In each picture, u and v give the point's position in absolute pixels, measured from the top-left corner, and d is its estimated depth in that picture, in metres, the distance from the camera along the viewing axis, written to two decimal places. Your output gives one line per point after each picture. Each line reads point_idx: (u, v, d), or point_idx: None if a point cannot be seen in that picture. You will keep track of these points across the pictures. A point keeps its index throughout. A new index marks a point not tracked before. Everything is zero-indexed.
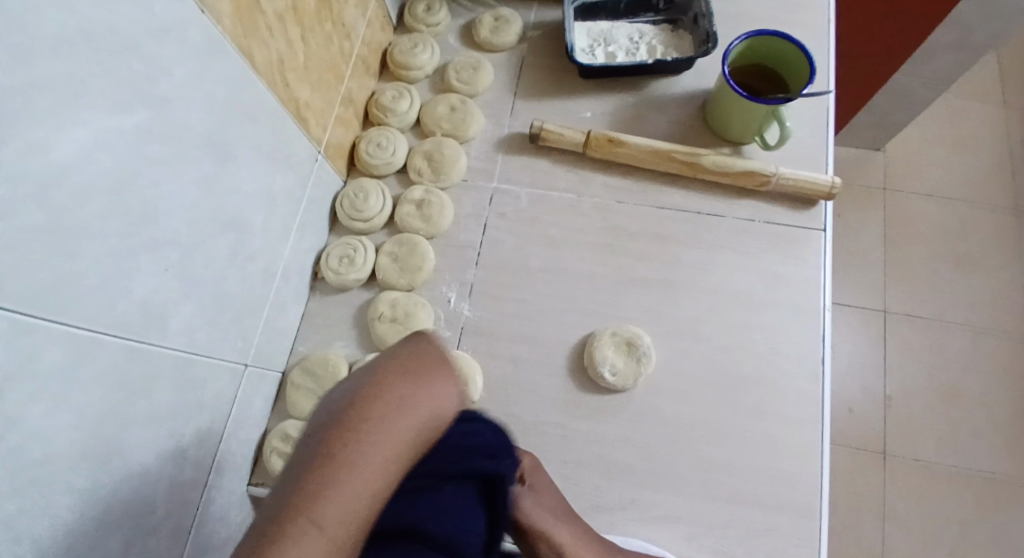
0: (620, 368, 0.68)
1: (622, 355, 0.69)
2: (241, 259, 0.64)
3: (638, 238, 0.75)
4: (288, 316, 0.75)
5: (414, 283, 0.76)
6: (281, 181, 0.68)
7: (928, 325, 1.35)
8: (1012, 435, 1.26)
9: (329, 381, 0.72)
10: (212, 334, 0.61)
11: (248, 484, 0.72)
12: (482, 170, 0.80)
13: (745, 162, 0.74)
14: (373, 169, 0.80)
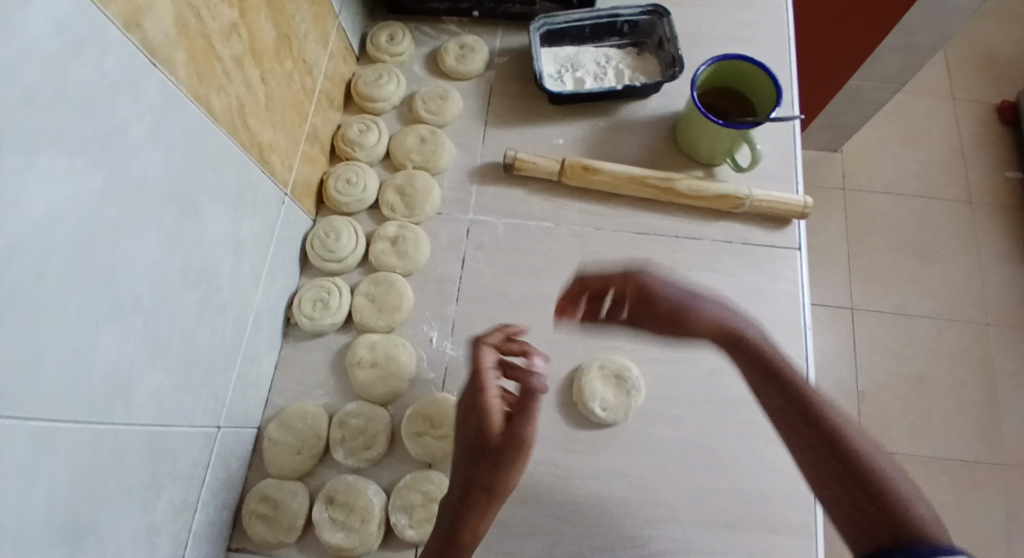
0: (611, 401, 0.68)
1: (610, 388, 0.68)
2: (212, 317, 0.60)
3: (619, 264, 0.75)
4: (262, 366, 0.71)
5: (393, 323, 0.73)
6: (249, 229, 0.65)
7: (893, 318, 1.39)
8: (978, 420, 1.31)
9: (309, 434, 0.70)
10: (183, 400, 0.58)
11: (227, 550, 0.67)
12: (456, 201, 0.79)
13: (718, 185, 0.74)
14: (343, 206, 0.77)
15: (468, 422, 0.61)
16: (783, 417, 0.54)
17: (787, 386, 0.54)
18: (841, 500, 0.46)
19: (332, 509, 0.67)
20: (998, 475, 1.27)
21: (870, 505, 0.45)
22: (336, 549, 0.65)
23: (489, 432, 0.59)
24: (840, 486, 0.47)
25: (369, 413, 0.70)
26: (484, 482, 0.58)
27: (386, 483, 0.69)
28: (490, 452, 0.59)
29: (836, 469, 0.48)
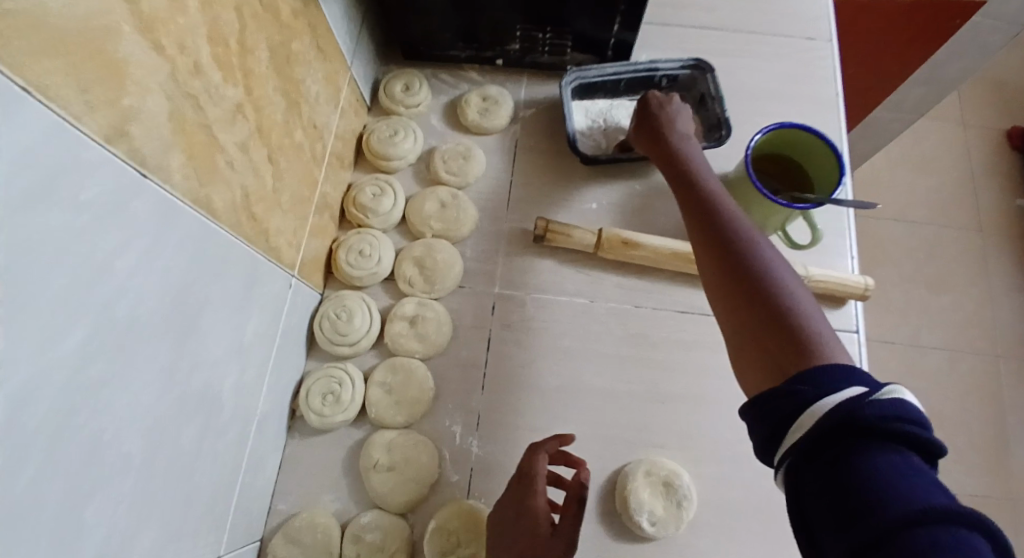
0: (659, 514, 0.61)
1: (660, 499, 0.62)
2: (212, 440, 0.52)
3: (661, 347, 0.69)
4: (266, 471, 0.63)
5: (413, 418, 0.66)
6: (254, 328, 0.56)
7: (907, 351, 1.36)
8: (990, 457, 1.29)
9: (319, 550, 0.62)
10: (182, 544, 0.49)
11: None
12: (480, 273, 0.71)
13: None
14: (355, 280, 0.69)
15: (507, 524, 0.57)
16: (728, 291, 0.46)
17: (708, 210, 0.52)
18: (757, 370, 0.43)
19: None
20: (1010, 513, 1.26)
21: (776, 373, 0.42)
22: None
23: (534, 531, 0.55)
24: (748, 308, 0.44)
25: (387, 525, 0.63)
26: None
27: None
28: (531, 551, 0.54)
29: (736, 274, 0.46)
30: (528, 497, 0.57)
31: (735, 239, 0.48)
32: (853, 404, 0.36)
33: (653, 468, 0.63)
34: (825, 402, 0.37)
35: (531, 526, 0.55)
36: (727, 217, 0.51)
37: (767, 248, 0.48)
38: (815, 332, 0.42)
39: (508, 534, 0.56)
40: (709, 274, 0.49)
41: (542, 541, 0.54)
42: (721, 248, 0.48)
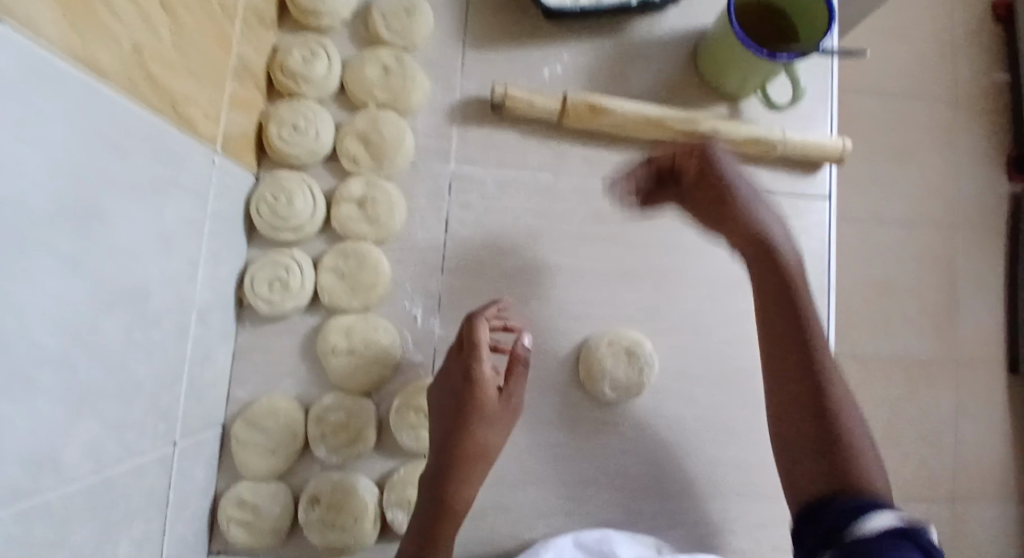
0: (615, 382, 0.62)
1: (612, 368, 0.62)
2: (141, 332, 0.48)
3: (628, 223, 0.65)
4: (216, 362, 0.61)
5: (369, 302, 0.63)
6: (175, 211, 0.50)
7: (869, 227, 1.37)
8: (936, 323, 1.36)
9: (283, 432, 0.61)
10: (123, 436, 0.47)
11: (208, 554, 0.62)
12: (433, 149, 0.65)
13: (749, 126, 0.63)
14: (292, 159, 0.62)
15: (451, 391, 0.58)
16: (780, 370, 0.51)
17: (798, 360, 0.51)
18: (809, 441, 0.48)
19: (319, 511, 0.60)
20: (948, 374, 1.35)
21: (802, 371, 0.50)
22: (329, 547, 0.60)
23: (479, 397, 0.57)
24: (798, 380, 0.50)
25: (351, 407, 0.62)
26: (468, 447, 0.57)
27: (379, 475, 0.63)
28: (478, 416, 0.57)
29: (804, 363, 0.50)
30: (471, 367, 0.58)
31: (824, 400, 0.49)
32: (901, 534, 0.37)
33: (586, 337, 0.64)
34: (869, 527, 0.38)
35: (477, 393, 0.57)
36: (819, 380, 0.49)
37: (853, 417, 0.48)
38: (869, 466, 0.45)
39: (451, 399, 0.58)
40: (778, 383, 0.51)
41: (488, 405, 0.58)
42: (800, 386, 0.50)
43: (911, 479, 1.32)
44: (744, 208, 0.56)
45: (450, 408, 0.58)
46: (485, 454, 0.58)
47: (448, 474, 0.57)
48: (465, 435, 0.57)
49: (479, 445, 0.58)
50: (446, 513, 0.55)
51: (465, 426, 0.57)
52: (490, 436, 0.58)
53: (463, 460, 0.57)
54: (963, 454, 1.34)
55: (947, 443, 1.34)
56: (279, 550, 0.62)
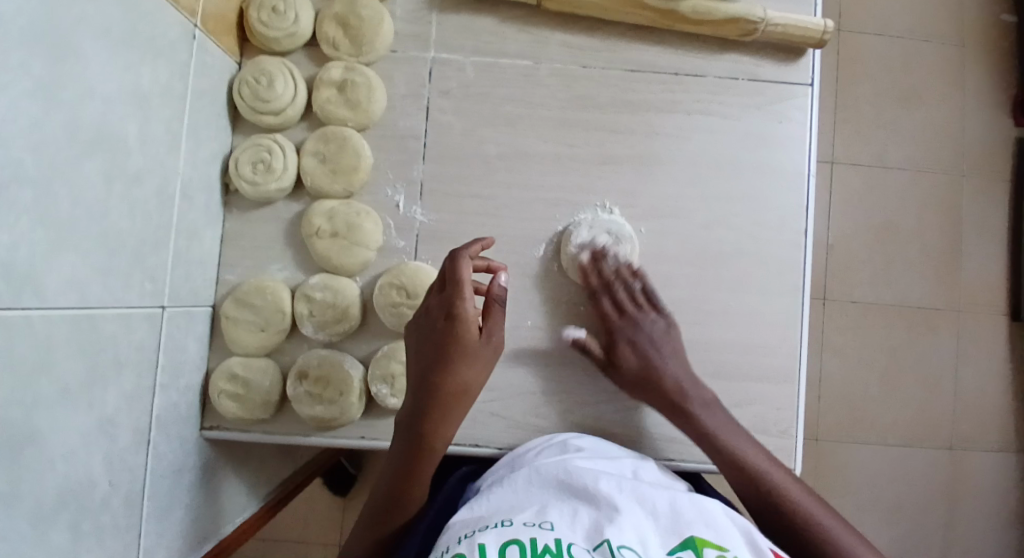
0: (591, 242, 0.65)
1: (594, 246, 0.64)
2: (122, 185, 0.49)
3: (607, 109, 0.65)
4: (204, 242, 0.63)
5: (351, 187, 0.64)
6: (152, 73, 0.52)
7: (872, 170, 1.29)
8: (937, 267, 1.29)
9: (272, 311, 0.63)
10: (109, 283, 0.49)
11: (202, 429, 0.65)
12: (414, 36, 0.66)
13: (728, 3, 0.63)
14: (272, 43, 0.65)
15: (432, 330, 0.55)
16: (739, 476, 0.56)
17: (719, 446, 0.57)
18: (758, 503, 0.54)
19: (306, 385, 0.62)
20: (952, 322, 1.29)
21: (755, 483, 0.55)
22: (316, 421, 0.63)
23: (463, 338, 0.54)
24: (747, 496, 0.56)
25: (336, 286, 0.63)
26: (452, 390, 0.54)
27: (365, 356, 0.65)
28: (462, 358, 0.54)
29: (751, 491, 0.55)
30: (455, 306, 0.54)
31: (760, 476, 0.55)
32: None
33: (547, 238, 0.65)
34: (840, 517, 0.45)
35: (459, 331, 0.54)
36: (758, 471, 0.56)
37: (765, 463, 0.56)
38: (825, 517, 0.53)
39: (433, 338, 0.55)
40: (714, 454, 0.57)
41: (473, 347, 0.55)
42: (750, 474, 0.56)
43: (907, 424, 1.27)
44: (677, 375, 0.60)
45: (429, 350, 0.55)
46: (470, 395, 0.55)
47: (427, 416, 0.54)
48: (445, 376, 0.54)
49: (460, 386, 0.54)
50: (427, 449, 0.55)
51: (443, 368, 0.54)
52: (472, 375, 0.55)
53: (446, 404, 0.54)
54: (963, 401, 1.29)
55: (949, 390, 1.28)
56: (270, 425, 0.65)
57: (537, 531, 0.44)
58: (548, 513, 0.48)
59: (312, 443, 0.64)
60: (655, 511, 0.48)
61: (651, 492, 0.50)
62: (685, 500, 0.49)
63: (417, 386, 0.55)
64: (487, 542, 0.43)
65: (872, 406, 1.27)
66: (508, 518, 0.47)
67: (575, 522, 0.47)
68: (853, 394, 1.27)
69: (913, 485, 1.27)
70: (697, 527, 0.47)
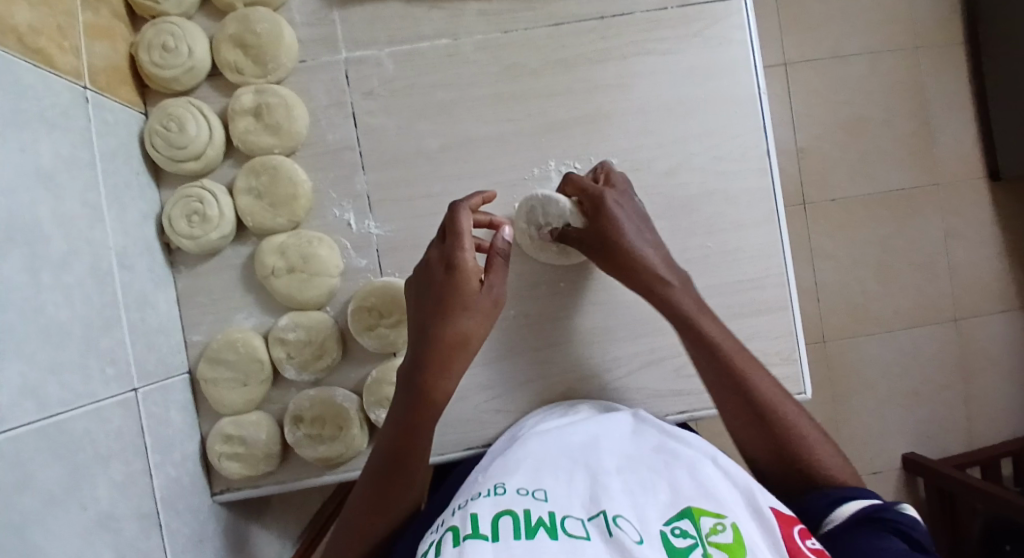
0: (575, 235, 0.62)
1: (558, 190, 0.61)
2: (51, 276, 0.46)
3: (541, 72, 0.61)
4: (160, 308, 0.59)
5: (297, 217, 0.60)
6: (50, 149, 0.47)
7: (828, 61, 1.25)
8: (910, 145, 1.26)
9: (248, 362, 0.60)
10: (66, 379, 0.45)
11: (213, 495, 0.63)
12: (321, 40, 0.61)
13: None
14: (173, 83, 0.60)
15: (430, 280, 0.54)
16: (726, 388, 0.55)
17: (739, 389, 0.54)
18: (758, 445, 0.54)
19: (304, 428, 0.60)
20: (934, 195, 1.27)
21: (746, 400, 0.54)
22: (323, 461, 0.61)
23: (463, 289, 0.53)
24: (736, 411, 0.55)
25: (308, 322, 0.60)
26: (452, 342, 0.53)
27: (356, 384, 0.63)
28: (462, 306, 0.53)
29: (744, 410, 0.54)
30: (454, 255, 0.53)
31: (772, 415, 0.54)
32: (869, 518, 0.45)
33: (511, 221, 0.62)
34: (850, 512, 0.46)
35: (459, 279, 0.53)
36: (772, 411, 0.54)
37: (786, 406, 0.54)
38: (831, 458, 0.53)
39: (433, 289, 0.54)
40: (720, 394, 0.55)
41: (473, 297, 0.54)
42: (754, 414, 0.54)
43: (909, 306, 1.28)
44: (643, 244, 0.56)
45: (427, 300, 0.54)
46: (470, 345, 0.54)
47: (425, 367, 0.53)
48: (445, 326, 0.53)
49: (458, 336, 0.53)
50: (427, 405, 0.54)
51: (443, 318, 0.53)
52: (473, 327, 0.54)
53: (447, 354, 0.53)
54: (957, 272, 1.29)
55: (943, 263, 1.28)
56: (279, 474, 0.63)
57: (531, 502, 0.45)
58: (542, 483, 0.48)
59: (326, 482, 0.63)
60: (652, 490, 0.47)
61: (650, 475, 0.49)
62: (684, 477, 0.48)
63: (419, 338, 0.54)
64: (479, 512, 0.43)
65: (871, 296, 1.27)
66: (501, 485, 0.48)
67: (571, 493, 0.47)
68: (850, 290, 1.27)
69: (925, 363, 1.29)
70: (695, 499, 0.45)
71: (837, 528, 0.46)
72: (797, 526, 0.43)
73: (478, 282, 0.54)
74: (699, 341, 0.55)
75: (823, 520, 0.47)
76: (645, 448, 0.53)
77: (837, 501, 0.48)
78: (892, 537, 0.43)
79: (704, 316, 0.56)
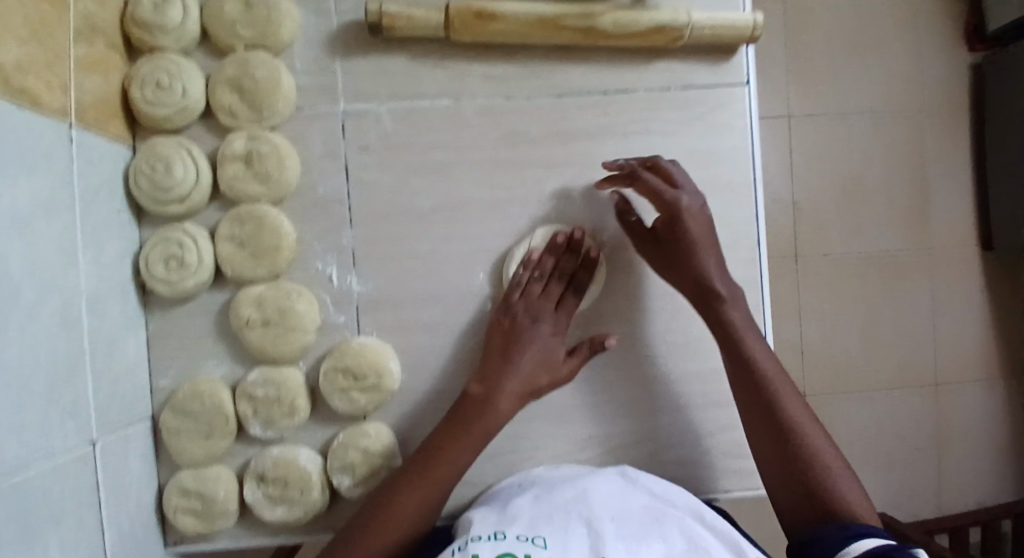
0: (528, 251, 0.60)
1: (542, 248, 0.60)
2: (20, 327, 0.43)
3: (541, 140, 0.60)
4: (128, 352, 0.57)
5: (278, 268, 0.58)
6: (28, 193, 0.45)
7: (832, 125, 1.25)
8: (907, 215, 1.26)
9: (214, 415, 0.58)
10: (26, 438, 0.43)
11: (165, 546, 0.60)
12: (320, 89, 0.60)
13: (650, 15, 0.57)
14: (164, 121, 0.58)
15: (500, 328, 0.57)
16: (766, 426, 0.54)
17: (782, 433, 0.53)
18: (782, 477, 0.53)
19: (266, 487, 0.58)
20: (927, 265, 1.27)
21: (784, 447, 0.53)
22: (283, 523, 0.58)
23: (522, 342, 0.56)
24: (777, 460, 0.53)
25: (280, 377, 0.58)
26: (484, 397, 0.55)
27: (323, 444, 0.60)
28: (517, 359, 0.56)
29: (787, 461, 0.52)
30: (526, 310, 0.57)
31: (806, 448, 0.52)
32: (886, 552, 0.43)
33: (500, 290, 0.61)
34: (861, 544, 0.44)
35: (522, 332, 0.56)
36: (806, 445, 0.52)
37: (823, 442, 0.53)
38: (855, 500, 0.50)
39: (500, 333, 0.57)
40: (751, 419, 0.55)
41: (528, 354, 0.56)
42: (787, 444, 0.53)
43: (895, 375, 1.27)
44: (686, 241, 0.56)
45: (493, 344, 0.57)
46: (536, 363, 0.56)
47: (461, 416, 0.54)
48: (496, 378, 0.55)
49: (506, 391, 0.55)
50: (452, 448, 0.54)
51: (497, 367, 0.56)
52: (514, 386, 0.55)
53: (502, 359, 0.56)
54: (945, 344, 1.29)
55: (930, 335, 1.28)
56: (236, 531, 0.60)
57: (530, 547, 0.46)
58: (540, 526, 0.48)
59: (284, 543, 0.60)
60: (646, 543, 0.48)
61: (646, 532, 0.49)
62: (676, 533, 0.49)
63: (473, 383, 0.56)
64: (481, 553, 0.44)
65: (857, 362, 1.27)
66: (501, 529, 0.48)
67: (569, 538, 0.48)
68: (837, 354, 1.26)
69: (907, 433, 1.28)
70: (688, 556, 0.47)
71: None
72: None
73: (546, 332, 0.57)
74: (739, 368, 0.55)
75: (835, 553, 0.45)
76: (632, 504, 0.52)
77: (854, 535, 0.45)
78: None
79: (750, 334, 0.56)
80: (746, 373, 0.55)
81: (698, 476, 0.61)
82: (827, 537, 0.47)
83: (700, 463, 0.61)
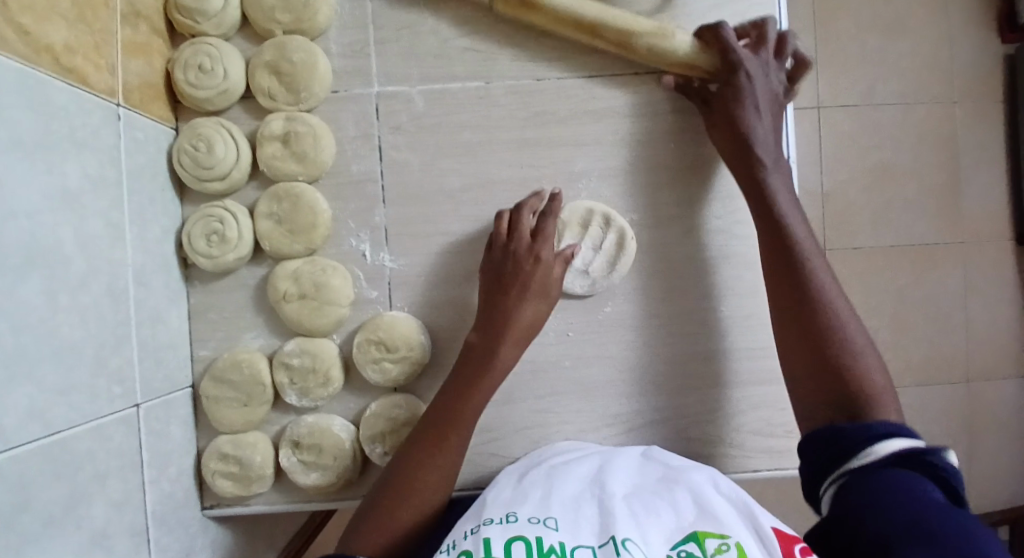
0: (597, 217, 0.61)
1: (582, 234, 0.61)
2: (68, 295, 0.46)
3: (568, 121, 0.61)
4: (170, 324, 0.60)
5: (313, 244, 0.61)
6: (77, 170, 0.48)
7: (861, 113, 1.23)
8: (938, 204, 1.24)
9: (251, 384, 0.61)
10: (73, 398, 0.46)
11: (204, 508, 0.63)
12: (354, 72, 0.62)
13: (684, 36, 0.58)
14: (205, 103, 0.61)
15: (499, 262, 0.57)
16: (796, 305, 0.53)
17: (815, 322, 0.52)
18: (802, 360, 0.52)
19: (301, 454, 0.61)
20: (958, 255, 1.25)
21: (816, 343, 0.51)
22: (315, 489, 0.61)
23: (527, 271, 0.56)
24: (803, 342, 0.52)
25: (314, 349, 0.61)
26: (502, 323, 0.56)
27: (355, 415, 0.63)
28: (524, 286, 0.56)
29: (811, 343, 0.51)
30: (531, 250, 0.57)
31: (833, 344, 0.50)
32: (906, 458, 0.41)
33: None
34: (883, 446, 0.42)
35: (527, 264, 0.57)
36: (849, 359, 0.50)
37: (864, 346, 0.50)
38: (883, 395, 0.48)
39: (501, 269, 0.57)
40: (776, 289, 0.55)
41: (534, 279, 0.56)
42: (812, 358, 0.51)
43: (922, 368, 1.26)
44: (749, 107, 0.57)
45: (495, 284, 0.57)
46: (539, 292, 0.56)
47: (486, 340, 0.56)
48: (503, 313, 0.56)
49: (520, 320, 0.56)
50: (480, 384, 0.55)
51: (499, 299, 0.56)
52: (530, 314, 0.56)
53: (506, 293, 0.56)
54: (976, 336, 1.26)
55: (960, 327, 1.26)
56: (270, 496, 0.63)
57: (541, 529, 0.44)
58: (552, 509, 0.47)
59: (316, 509, 0.63)
60: (657, 514, 0.46)
61: (655, 504, 0.47)
62: (690, 504, 0.47)
63: (481, 320, 0.57)
64: (491, 536, 0.43)
65: (884, 354, 1.25)
66: (512, 513, 0.47)
67: (580, 519, 0.46)
68: None
69: (934, 426, 1.26)
70: (701, 522, 0.44)
71: (870, 465, 0.42)
72: (800, 543, 0.41)
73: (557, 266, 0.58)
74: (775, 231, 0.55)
75: (857, 453, 0.43)
76: (648, 479, 0.52)
77: (878, 437, 0.43)
78: (928, 482, 0.39)
79: (796, 225, 0.56)
80: (778, 248, 0.55)
81: (720, 454, 0.62)
82: (848, 437, 0.45)
83: (722, 442, 0.62)
